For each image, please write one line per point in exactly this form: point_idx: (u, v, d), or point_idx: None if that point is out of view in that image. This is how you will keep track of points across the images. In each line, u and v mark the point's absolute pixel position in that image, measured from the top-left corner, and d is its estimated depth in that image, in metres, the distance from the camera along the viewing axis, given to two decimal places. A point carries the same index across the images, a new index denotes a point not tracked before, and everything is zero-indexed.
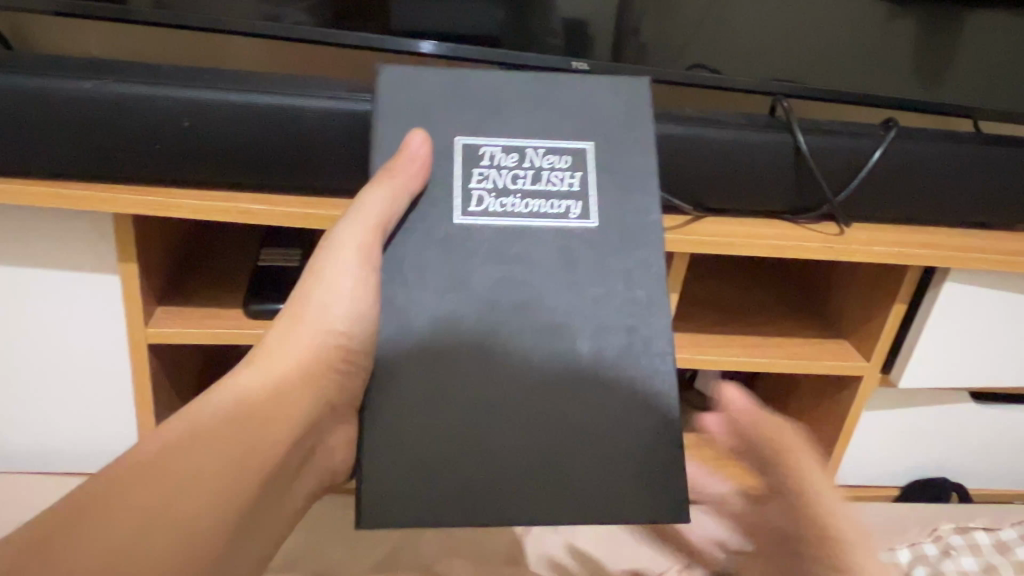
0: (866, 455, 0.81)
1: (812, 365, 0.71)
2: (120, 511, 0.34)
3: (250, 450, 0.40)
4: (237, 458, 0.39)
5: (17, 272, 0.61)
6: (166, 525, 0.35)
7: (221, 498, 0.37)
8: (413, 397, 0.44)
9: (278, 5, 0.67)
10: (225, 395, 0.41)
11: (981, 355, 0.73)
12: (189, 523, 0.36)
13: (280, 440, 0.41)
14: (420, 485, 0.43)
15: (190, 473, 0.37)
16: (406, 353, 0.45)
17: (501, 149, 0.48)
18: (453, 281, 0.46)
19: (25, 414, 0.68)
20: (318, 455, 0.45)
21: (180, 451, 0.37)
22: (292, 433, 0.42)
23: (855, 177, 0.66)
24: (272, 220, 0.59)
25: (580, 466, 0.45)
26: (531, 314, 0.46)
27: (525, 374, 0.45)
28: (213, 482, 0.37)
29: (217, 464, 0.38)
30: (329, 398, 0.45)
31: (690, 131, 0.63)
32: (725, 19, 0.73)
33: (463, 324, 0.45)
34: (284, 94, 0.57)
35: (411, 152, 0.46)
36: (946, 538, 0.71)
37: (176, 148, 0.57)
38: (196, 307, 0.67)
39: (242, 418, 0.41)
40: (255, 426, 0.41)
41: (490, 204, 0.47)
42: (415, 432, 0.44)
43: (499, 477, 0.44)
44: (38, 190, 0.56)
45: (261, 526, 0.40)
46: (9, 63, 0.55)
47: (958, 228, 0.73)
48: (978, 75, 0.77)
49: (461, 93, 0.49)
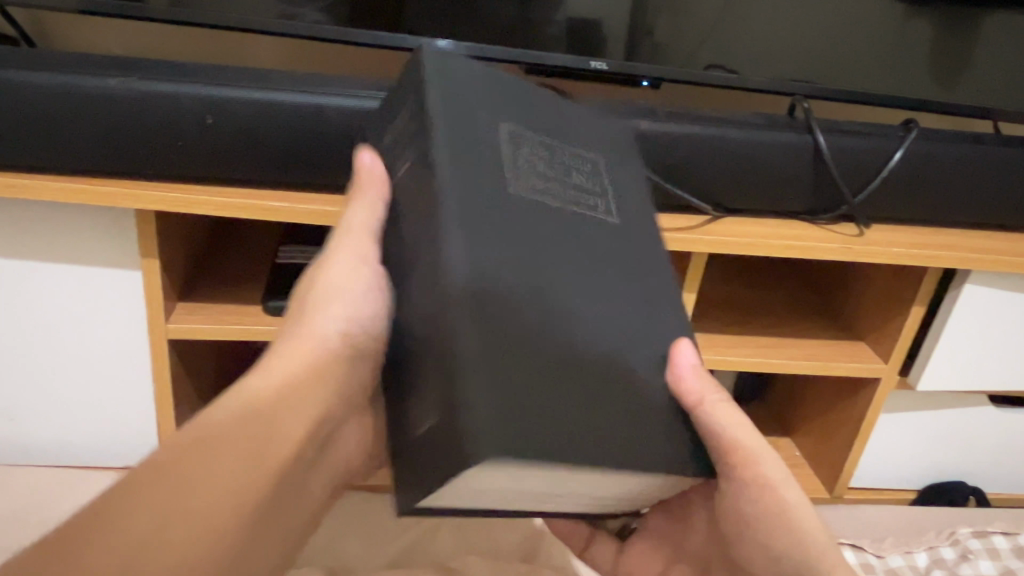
0: (883, 458, 0.81)
1: (829, 366, 0.71)
2: (138, 510, 0.35)
3: (260, 450, 0.38)
4: (245, 459, 0.38)
5: (40, 268, 0.62)
6: (176, 530, 0.35)
7: (239, 488, 0.37)
8: (492, 343, 0.33)
9: (297, 4, 0.68)
10: (233, 399, 0.39)
11: (1001, 358, 0.72)
12: (198, 526, 0.36)
13: (302, 429, 0.41)
14: (524, 445, 0.32)
15: (199, 478, 0.36)
16: (480, 290, 0.34)
17: (533, 134, 0.41)
18: (509, 226, 0.37)
19: (46, 409, 0.69)
20: (333, 447, 0.45)
21: (188, 459, 0.37)
22: (305, 429, 0.41)
23: (875, 178, 0.65)
24: (293, 218, 0.59)
25: (656, 450, 0.36)
26: (588, 273, 0.39)
27: (592, 335, 0.37)
28: (223, 485, 0.37)
29: (227, 469, 0.37)
30: (341, 390, 0.43)
31: (709, 130, 0.63)
32: (742, 19, 0.73)
33: (530, 270, 0.36)
34: (303, 92, 0.57)
35: (369, 173, 0.44)
36: (964, 541, 0.70)
37: (199, 143, 0.57)
38: (217, 303, 0.68)
39: (252, 418, 0.39)
40: (266, 426, 0.39)
41: (531, 179, 0.39)
42: (504, 381, 0.33)
43: (595, 448, 0.34)
44: (63, 187, 0.57)
45: (275, 522, 0.40)
46: (36, 59, 0.55)
47: (976, 230, 0.72)
48: (996, 77, 0.77)
49: (495, 78, 0.43)
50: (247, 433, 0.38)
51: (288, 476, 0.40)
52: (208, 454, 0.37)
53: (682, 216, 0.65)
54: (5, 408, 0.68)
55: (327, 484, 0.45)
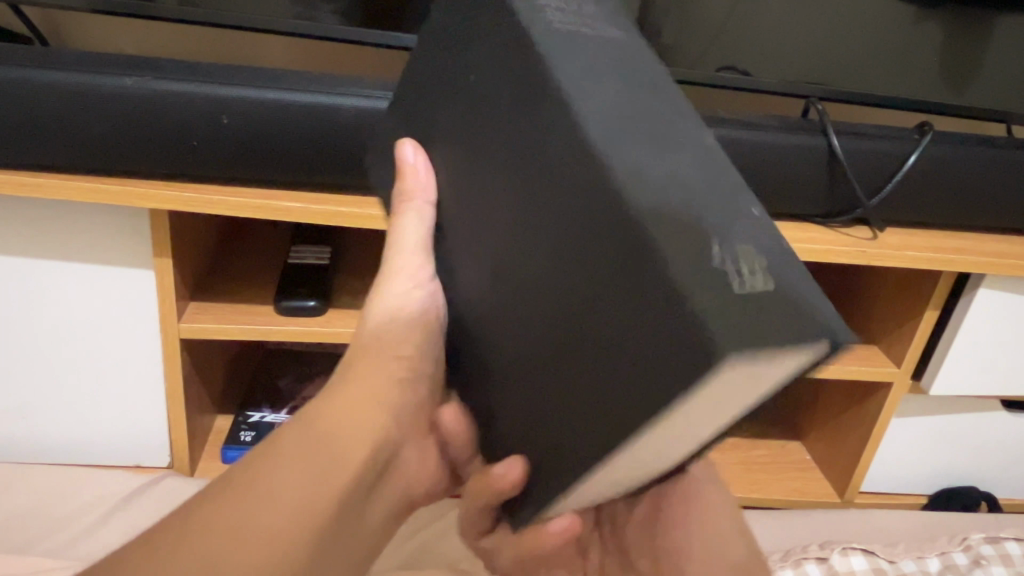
0: (895, 462, 0.80)
1: (842, 370, 0.71)
2: (195, 529, 0.35)
3: (324, 467, 0.39)
4: (312, 472, 0.38)
5: (55, 268, 0.62)
6: (254, 534, 0.35)
7: (296, 507, 0.37)
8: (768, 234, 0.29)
9: (310, 4, 0.68)
10: (300, 425, 0.40)
11: (1014, 364, 0.72)
12: (274, 530, 0.36)
13: (365, 437, 0.41)
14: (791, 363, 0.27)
15: (272, 492, 0.37)
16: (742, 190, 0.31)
17: None
18: None
19: (58, 409, 0.69)
20: (391, 473, 0.45)
21: (252, 477, 0.37)
22: (367, 447, 0.41)
23: (889, 181, 0.65)
24: (307, 218, 0.59)
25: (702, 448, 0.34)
26: None
27: None
28: (293, 498, 0.37)
29: (295, 483, 0.38)
30: (396, 413, 0.44)
31: (724, 133, 0.62)
32: (754, 21, 0.72)
33: None
34: (316, 93, 0.57)
35: (414, 174, 0.39)
36: (976, 547, 0.70)
37: (212, 143, 0.57)
38: (229, 303, 0.68)
39: (316, 437, 0.40)
40: (326, 446, 0.40)
41: None
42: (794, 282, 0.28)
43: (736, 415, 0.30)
44: (76, 186, 0.57)
45: (340, 543, 0.40)
46: (50, 58, 0.55)
47: (990, 233, 0.72)
48: (1010, 80, 0.76)
49: None
50: (312, 443, 0.39)
51: (347, 499, 0.39)
52: (265, 472, 0.38)
53: None
54: (17, 406, 0.69)
55: (384, 510, 0.45)
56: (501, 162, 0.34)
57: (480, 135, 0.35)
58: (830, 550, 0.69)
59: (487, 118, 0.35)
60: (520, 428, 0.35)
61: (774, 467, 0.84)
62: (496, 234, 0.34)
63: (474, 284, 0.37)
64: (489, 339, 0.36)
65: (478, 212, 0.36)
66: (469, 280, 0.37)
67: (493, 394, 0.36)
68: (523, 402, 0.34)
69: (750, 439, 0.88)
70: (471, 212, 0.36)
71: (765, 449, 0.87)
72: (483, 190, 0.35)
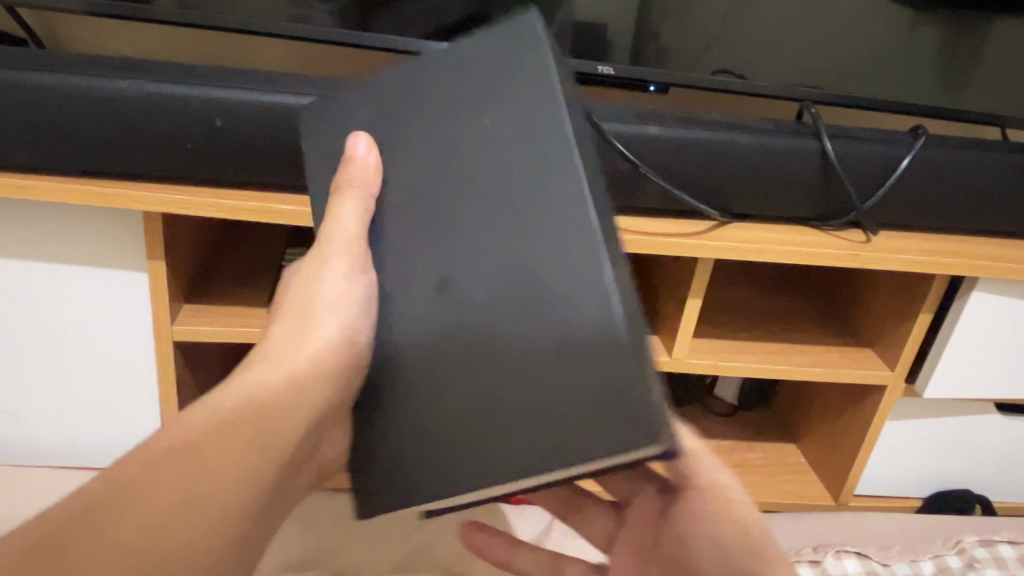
0: (890, 465, 0.80)
1: (837, 373, 0.71)
2: (135, 500, 0.35)
3: (262, 441, 0.39)
4: (248, 449, 0.38)
5: (49, 271, 0.62)
6: (189, 510, 0.35)
7: (240, 483, 0.37)
8: None
9: (304, 6, 0.68)
10: (235, 393, 0.41)
11: (1006, 367, 0.72)
12: (209, 509, 0.36)
13: (305, 410, 0.42)
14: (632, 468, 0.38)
15: (205, 466, 0.37)
16: None
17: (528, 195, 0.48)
18: None
19: (53, 411, 0.69)
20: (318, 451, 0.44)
21: (182, 447, 0.37)
22: (301, 424, 0.41)
23: (884, 184, 0.65)
24: (300, 221, 0.59)
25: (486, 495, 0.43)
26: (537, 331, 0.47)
27: None
28: (225, 474, 0.37)
29: (225, 457, 0.37)
30: (338, 398, 0.44)
31: (717, 136, 0.62)
32: (749, 25, 0.72)
33: None
34: (310, 95, 0.57)
35: (364, 163, 0.43)
36: (970, 550, 0.70)
37: (206, 145, 0.57)
38: (222, 305, 0.68)
39: (252, 408, 0.40)
40: (260, 419, 0.40)
41: None
42: None
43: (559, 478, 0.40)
44: (69, 189, 0.57)
45: (263, 521, 0.39)
46: (46, 60, 0.56)
47: (983, 236, 0.72)
48: (1003, 83, 0.76)
49: None
50: (244, 414, 0.40)
51: (281, 474, 0.40)
52: (211, 447, 0.37)
53: (690, 221, 0.65)
54: (13, 409, 0.69)
55: (305, 482, 0.44)
56: (472, 196, 0.39)
57: (459, 164, 0.40)
58: (823, 553, 0.69)
59: (474, 147, 0.39)
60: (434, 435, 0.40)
61: (768, 469, 0.84)
62: (456, 258, 0.39)
63: (417, 298, 0.41)
64: (429, 349, 0.40)
65: (433, 233, 0.40)
66: (414, 289, 0.41)
67: (412, 398, 0.41)
68: (440, 405, 0.39)
69: (745, 442, 0.89)
70: (427, 228, 0.41)
71: (759, 451, 0.88)
72: (446, 214, 0.40)
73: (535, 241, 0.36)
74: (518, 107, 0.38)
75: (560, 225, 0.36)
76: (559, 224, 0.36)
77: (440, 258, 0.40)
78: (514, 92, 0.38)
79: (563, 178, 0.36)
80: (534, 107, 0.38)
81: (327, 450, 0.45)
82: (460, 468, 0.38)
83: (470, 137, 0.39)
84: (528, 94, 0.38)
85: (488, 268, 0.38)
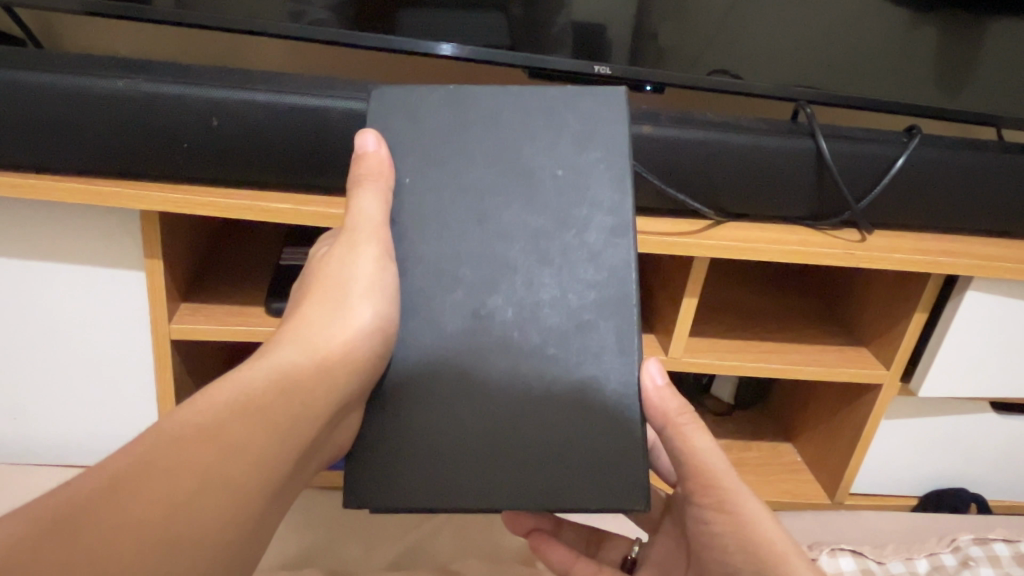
0: (885, 463, 0.81)
1: (834, 372, 0.71)
2: (154, 477, 0.35)
3: (288, 421, 0.40)
4: (273, 428, 0.40)
5: (45, 269, 0.62)
6: (217, 486, 0.36)
7: (257, 461, 0.38)
8: None
9: (302, 3, 0.68)
10: (266, 367, 0.42)
11: (1001, 366, 0.72)
12: (235, 485, 0.37)
13: (331, 394, 0.43)
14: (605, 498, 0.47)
15: (233, 443, 0.38)
16: None
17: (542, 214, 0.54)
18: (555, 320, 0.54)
19: (49, 410, 0.69)
20: (335, 433, 0.45)
21: (213, 425, 0.38)
22: (328, 405, 0.42)
23: (877, 185, 0.65)
24: (296, 220, 0.59)
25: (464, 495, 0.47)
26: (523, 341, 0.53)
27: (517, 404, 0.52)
28: (252, 452, 0.38)
29: (253, 435, 0.39)
30: (364, 383, 0.45)
31: (714, 135, 0.63)
32: (747, 24, 0.72)
33: None
34: (307, 94, 0.57)
35: (376, 156, 0.48)
36: (965, 548, 0.70)
37: (203, 145, 0.57)
38: (219, 304, 0.68)
39: (279, 388, 0.41)
40: (288, 399, 0.41)
41: None
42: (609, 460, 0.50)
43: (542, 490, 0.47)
44: (66, 187, 0.57)
45: (276, 507, 0.40)
46: (43, 60, 0.56)
47: (978, 236, 0.72)
48: (1000, 84, 0.77)
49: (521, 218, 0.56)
50: (273, 389, 0.41)
51: (298, 455, 0.41)
52: (234, 426, 0.38)
53: (684, 220, 0.65)
54: (11, 407, 0.69)
55: (313, 469, 0.44)
56: (522, 242, 0.48)
57: (514, 212, 0.49)
58: (818, 551, 0.69)
59: (536, 205, 0.49)
60: (463, 433, 0.46)
61: (763, 468, 0.85)
62: (498, 293, 0.48)
63: (453, 304, 0.48)
64: (467, 360, 0.47)
65: (483, 263, 0.48)
66: (457, 303, 0.48)
67: (435, 397, 0.47)
68: (473, 404, 0.47)
69: (742, 441, 0.89)
70: (474, 255, 0.48)
71: (753, 450, 0.88)
72: (496, 251, 0.48)
73: (576, 295, 0.48)
74: (587, 183, 0.49)
75: (602, 292, 0.48)
76: (598, 291, 0.48)
77: (486, 287, 0.48)
78: (587, 170, 0.49)
79: (613, 255, 0.48)
80: (604, 189, 0.49)
81: (340, 435, 0.45)
82: (474, 469, 0.46)
83: (534, 187, 0.49)
84: (603, 178, 0.49)
85: (533, 307, 0.48)
